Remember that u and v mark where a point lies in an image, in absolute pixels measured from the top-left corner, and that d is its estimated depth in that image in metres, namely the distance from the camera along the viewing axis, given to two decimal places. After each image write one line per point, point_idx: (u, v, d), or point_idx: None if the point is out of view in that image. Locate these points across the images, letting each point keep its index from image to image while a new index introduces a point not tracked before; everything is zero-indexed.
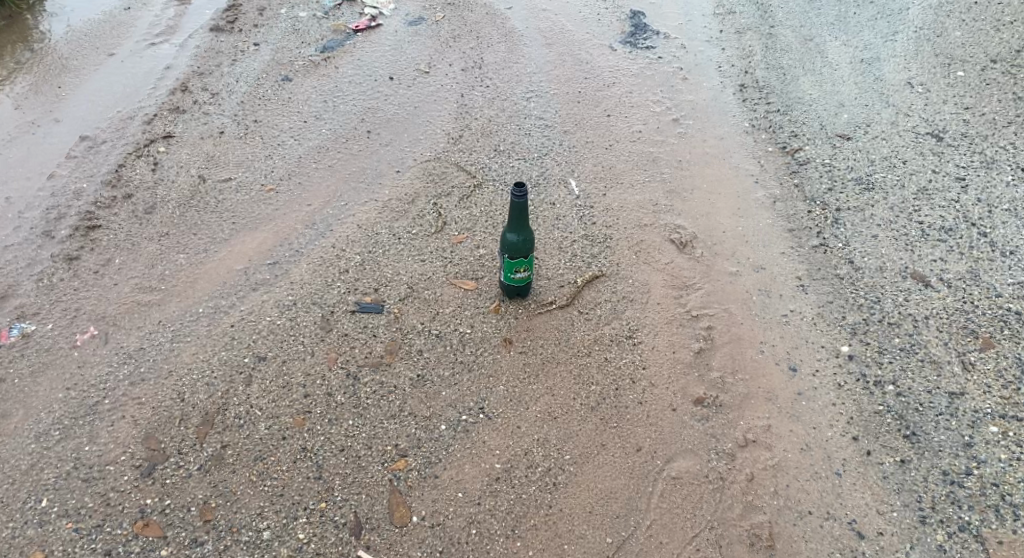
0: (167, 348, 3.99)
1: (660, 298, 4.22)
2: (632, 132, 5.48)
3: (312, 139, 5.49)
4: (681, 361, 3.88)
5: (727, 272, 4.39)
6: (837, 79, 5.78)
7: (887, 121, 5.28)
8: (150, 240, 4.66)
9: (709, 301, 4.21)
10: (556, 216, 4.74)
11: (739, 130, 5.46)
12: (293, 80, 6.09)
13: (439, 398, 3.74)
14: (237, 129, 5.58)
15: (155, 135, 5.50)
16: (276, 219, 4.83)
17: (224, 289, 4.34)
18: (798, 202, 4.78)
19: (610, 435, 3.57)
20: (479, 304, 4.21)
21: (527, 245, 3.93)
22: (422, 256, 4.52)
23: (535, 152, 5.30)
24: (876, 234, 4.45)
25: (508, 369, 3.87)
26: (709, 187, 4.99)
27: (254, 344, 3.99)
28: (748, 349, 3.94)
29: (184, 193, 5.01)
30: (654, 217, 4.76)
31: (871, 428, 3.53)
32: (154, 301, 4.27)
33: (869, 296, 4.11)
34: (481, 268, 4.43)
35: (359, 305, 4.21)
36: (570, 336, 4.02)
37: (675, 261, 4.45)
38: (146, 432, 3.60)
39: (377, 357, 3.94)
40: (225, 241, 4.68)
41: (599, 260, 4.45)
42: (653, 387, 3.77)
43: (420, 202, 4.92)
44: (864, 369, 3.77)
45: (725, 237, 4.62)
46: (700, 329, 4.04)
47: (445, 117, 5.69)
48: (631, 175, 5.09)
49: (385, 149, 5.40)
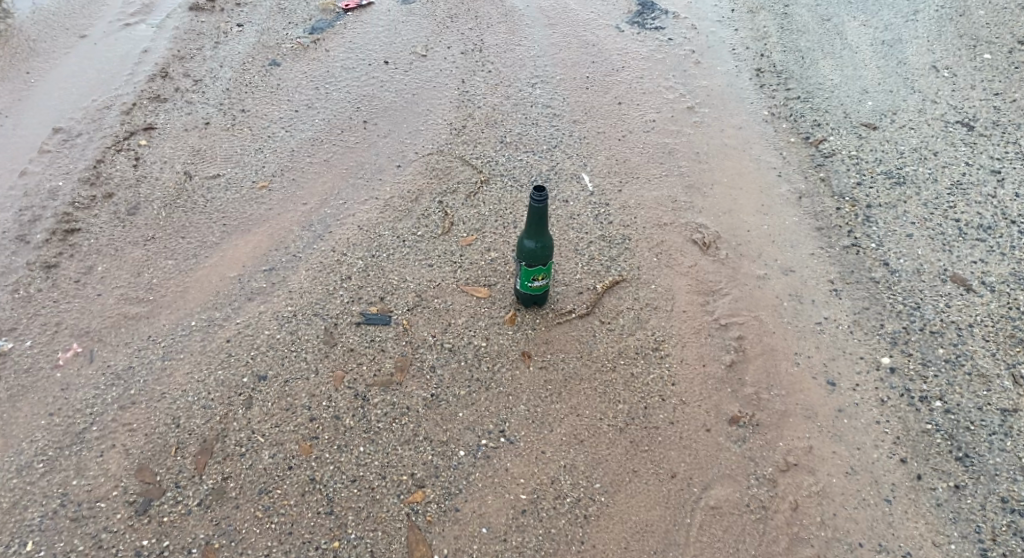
0: (158, 367, 3.68)
1: (685, 305, 3.98)
2: (645, 122, 5.18)
3: (305, 131, 5.14)
4: (712, 376, 3.66)
5: (755, 275, 4.14)
6: (858, 62, 5.51)
7: (914, 108, 5.03)
8: (134, 245, 4.31)
9: (737, 308, 3.97)
10: (571, 215, 4.46)
11: (758, 118, 5.18)
12: (281, 65, 5.72)
13: (457, 420, 3.49)
14: (224, 119, 5.21)
15: (136, 127, 5.13)
16: (271, 220, 4.51)
17: (219, 300, 4.03)
18: (825, 197, 4.53)
19: (642, 460, 3.34)
20: (494, 315, 3.94)
21: (545, 251, 3.70)
22: (429, 260, 4.24)
23: (544, 144, 4.99)
24: (910, 233, 4.23)
25: (529, 387, 3.62)
26: (730, 181, 4.72)
27: (253, 362, 3.71)
28: (782, 362, 3.73)
29: (170, 192, 4.65)
30: (674, 215, 4.49)
31: (920, 449, 3.35)
32: (141, 313, 3.94)
33: (908, 303, 3.91)
34: (493, 273, 4.16)
35: (365, 317, 3.95)
36: (592, 349, 3.78)
37: (699, 263, 4.20)
38: (139, 463, 3.29)
39: (387, 375, 3.68)
40: (216, 244, 4.35)
41: (618, 263, 4.20)
42: (684, 405, 3.55)
43: (424, 199, 4.61)
44: (907, 383, 3.58)
45: (750, 236, 4.36)
46: (729, 340, 3.82)
47: (447, 105, 5.35)
48: (647, 169, 4.81)
49: (384, 141, 5.06)
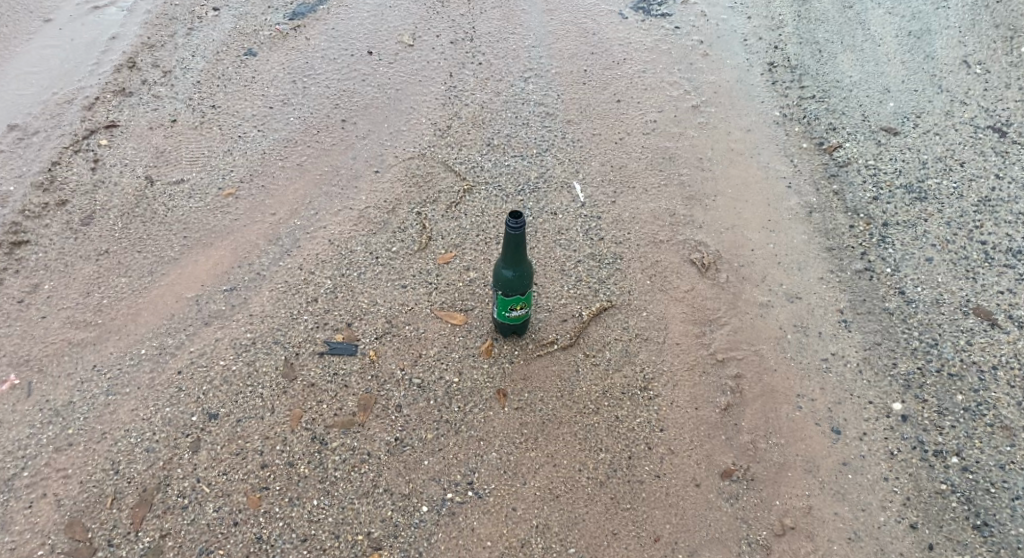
0: (101, 403, 3.43)
1: (679, 337, 3.63)
2: (645, 122, 4.78)
3: (279, 130, 4.79)
4: (705, 422, 3.33)
5: (757, 302, 3.78)
6: (880, 56, 5.05)
7: (941, 110, 4.59)
8: (86, 260, 4.04)
9: (736, 341, 3.61)
10: (559, 230, 4.10)
11: (768, 119, 4.76)
12: (258, 55, 5.34)
13: (421, 469, 3.19)
14: (192, 116, 4.87)
15: (97, 124, 4.81)
16: (235, 232, 4.19)
17: (172, 325, 3.75)
18: (837, 213, 4.13)
19: (623, 520, 3.03)
20: (469, 345, 3.62)
21: (524, 279, 3.35)
22: (403, 280, 3.90)
23: (534, 147, 4.61)
24: (930, 257, 3.83)
25: (502, 431, 3.30)
26: (735, 192, 4.33)
27: (204, 398, 3.44)
28: (783, 406, 3.38)
29: (128, 200, 4.36)
30: (671, 231, 4.11)
31: (932, 513, 3.02)
32: (87, 340, 3.68)
33: (925, 339, 3.53)
34: (471, 296, 3.82)
35: (329, 346, 3.64)
36: (574, 387, 3.45)
37: (696, 288, 3.84)
38: (70, 516, 3.06)
39: (348, 415, 3.37)
40: (174, 260, 4.06)
41: (608, 286, 3.84)
42: (672, 455, 3.22)
43: (401, 210, 4.26)
44: (921, 435, 3.23)
45: (753, 256, 3.99)
46: (725, 379, 3.47)
47: (432, 102, 4.96)
48: (645, 177, 4.42)
49: (362, 143, 4.70)
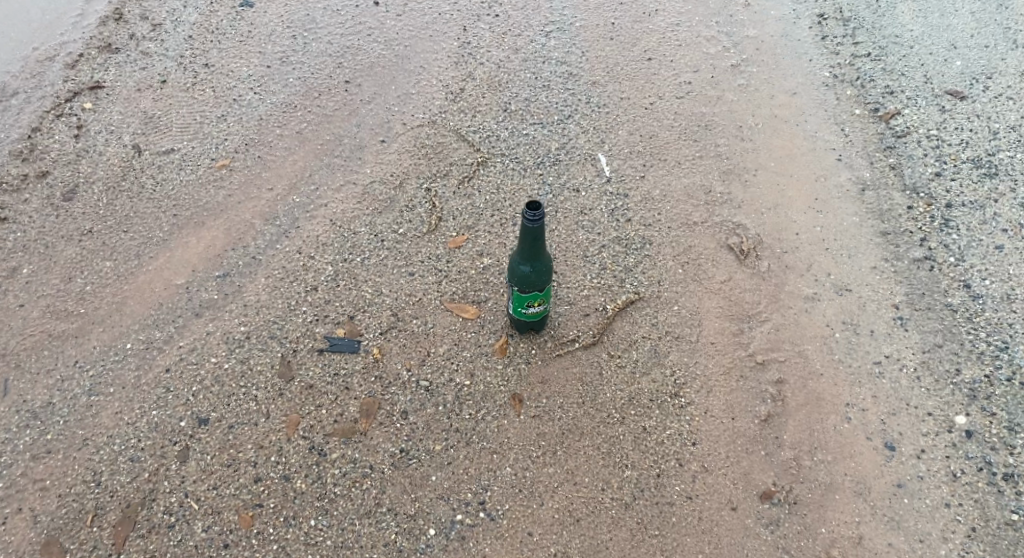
0: (83, 405, 3.18)
1: (714, 336, 3.28)
2: (679, 84, 4.32)
3: (277, 93, 4.40)
4: (742, 435, 3.00)
5: (802, 296, 3.40)
6: (947, 6, 4.52)
7: (1015, 71, 4.09)
8: (68, 241, 3.74)
9: (777, 341, 3.26)
10: (581, 211, 3.72)
11: (816, 81, 4.29)
12: (254, 6, 4.95)
13: (428, 486, 2.90)
14: (183, 76, 4.51)
15: (80, 85, 4.47)
16: (229, 210, 3.86)
17: (160, 316, 3.46)
18: (894, 192, 3.70)
19: (651, 548, 2.73)
20: (482, 343, 3.30)
21: (542, 275, 3.01)
22: (410, 267, 3.57)
23: (555, 112, 4.19)
24: (1001, 244, 3.41)
25: (518, 443, 3.00)
26: (778, 166, 3.91)
27: (194, 401, 3.16)
28: (830, 417, 3.04)
29: (114, 171, 4.04)
30: (706, 211, 3.72)
31: (1001, 546, 2.68)
32: (68, 332, 3.41)
33: (993, 341, 3.15)
34: (485, 286, 3.49)
35: (329, 342, 3.33)
36: (598, 392, 3.13)
37: (733, 278, 3.47)
38: (48, 535, 2.83)
39: (349, 422, 3.08)
40: (163, 241, 3.74)
41: (635, 276, 3.48)
42: (706, 473, 2.90)
43: (409, 185, 3.90)
44: (988, 454, 2.87)
45: (798, 241, 3.59)
46: (766, 385, 3.13)
47: (444, 59, 4.53)
48: (678, 148, 4.00)
49: (367, 108, 4.30)
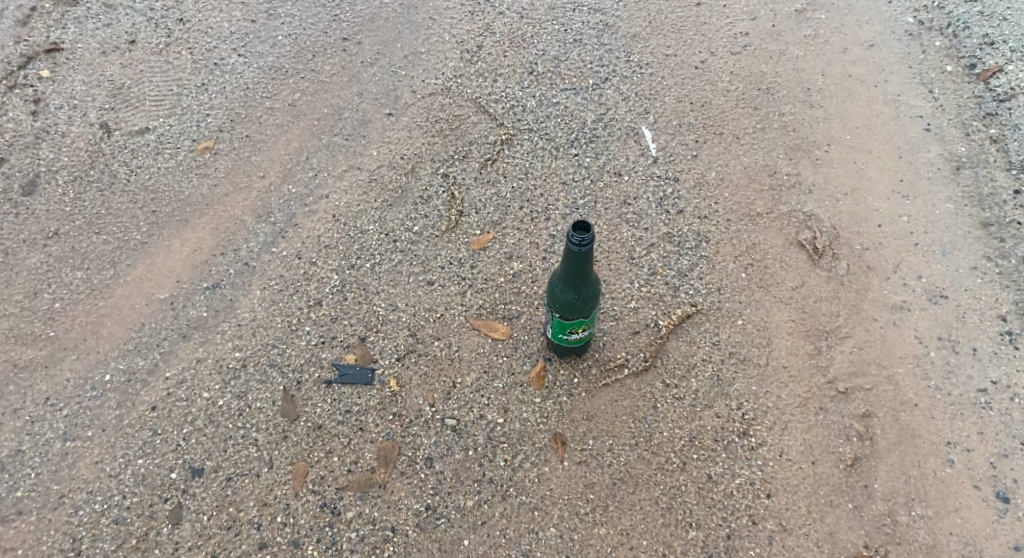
0: (57, 453, 2.73)
1: (788, 358, 2.80)
2: (735, 36, 3.71)
3: (266, 54, 3.79)
4: (826, 485, 2.55)
5: (889, 305, 2.89)
6: None
7: None
8: (31, 247, 3.23)
9: (862, 364, 2.77)
10: (625, 201, 3.18)
11: (898, 28, 3.69)
12: None
13: (461, 553, 2.49)
14: (155, 35, 3.90)
15: (35, 47, 3.85)
16: (215, 204, 3.33)
17: (141, 339, 2.98)
18: (997, 171, 3.14)
19: None
20: (515, 371, 2.83)
21: (588, 302, 2.51)
22: (428, 274, 3.07)
23: (589, 75, 3.58)
24: None
25: (562, 497, 2.57)
26: (856, 139, 3.33)
27: (185, 447, 2.72)
28: (928, 460, 2.58)
29: (80, 157, 3.49)
30: (772, 198, 3.18)
31: None
32: (37, 361, 2.95)
33: None
34: (516, 297, 2.99)
35: (338, 372, 2.86)
36: (653, 432, 2.68)
37: (807, 284, 2.95)
38: None
39: (365, 472, 2.65)
40: (141, 245, 3.24)
41: (692, 282, 2.97)
42: (786, 534, 2.47)
43: (422, 170, 3.34)
44: None
45: (883, 236, 3.06)
46: (851, 421, 2.66)
47: (457, 9, 3.91)
48: (736, 118, 3.42)
49: (370, 72, 3.70)
